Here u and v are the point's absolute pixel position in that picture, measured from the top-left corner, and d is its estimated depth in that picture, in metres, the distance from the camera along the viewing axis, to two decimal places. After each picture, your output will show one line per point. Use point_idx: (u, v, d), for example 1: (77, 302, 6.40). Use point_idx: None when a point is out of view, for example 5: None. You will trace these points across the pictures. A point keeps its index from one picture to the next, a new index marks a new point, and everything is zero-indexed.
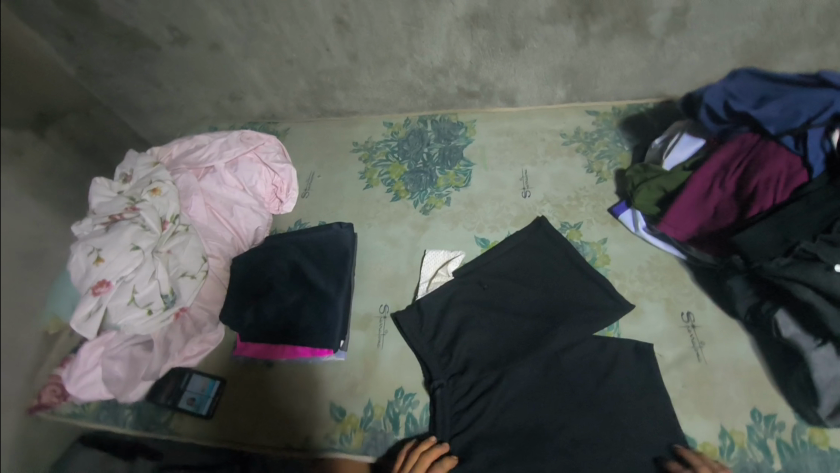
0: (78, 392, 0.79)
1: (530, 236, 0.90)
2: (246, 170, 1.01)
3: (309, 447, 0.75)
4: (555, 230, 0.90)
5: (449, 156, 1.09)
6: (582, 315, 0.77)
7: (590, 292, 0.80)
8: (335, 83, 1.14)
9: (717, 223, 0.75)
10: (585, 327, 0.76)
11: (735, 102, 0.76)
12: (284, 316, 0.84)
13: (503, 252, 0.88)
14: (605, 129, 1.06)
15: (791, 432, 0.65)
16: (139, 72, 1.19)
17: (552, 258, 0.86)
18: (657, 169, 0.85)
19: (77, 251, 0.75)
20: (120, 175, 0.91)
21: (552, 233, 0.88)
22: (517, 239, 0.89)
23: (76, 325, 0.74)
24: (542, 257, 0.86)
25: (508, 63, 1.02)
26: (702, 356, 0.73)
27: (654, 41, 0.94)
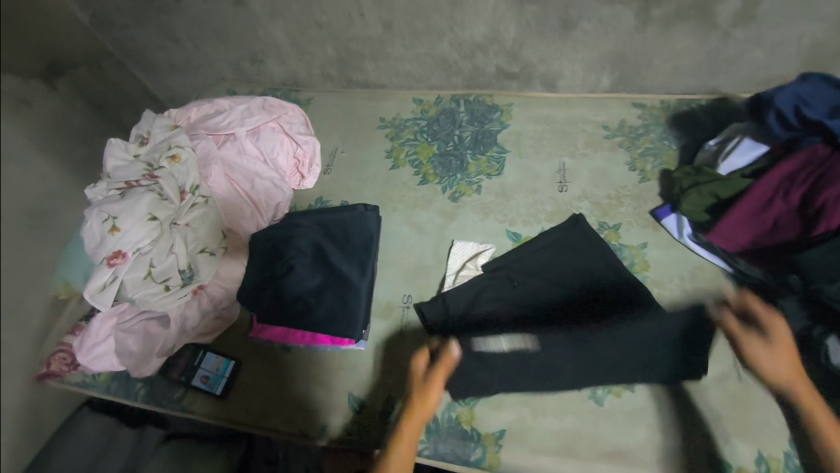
0: (89, 364, 0.77)
1: (567, 233, 0.83)
2: (268, 140, 0.95)
3: (325, 436, 0.73)
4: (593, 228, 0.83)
5: (481, 141, 1.03)
6: (624, 321, 0.71)
7: (634, 296, 0.73)
8: (364, 53, 1.06)
9: (775, 237, 0.71)
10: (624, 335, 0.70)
11: (808, 108, 0.70)
12: (305, 300, 0.80)
13: (534, 250, 0.82)
14: (652, 124, 0.99)
15: None
16: (155, 25, 1.11)
17: (591, 258, 0.79)
18: (711, 173, 0.79)
19: (90, 217, 0.71)
20: (137, 136, 0.85)
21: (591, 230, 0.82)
22: (550, 237, 0.83)
23: (90, 296, 0.70)
24: (579, 254, 0.80)
25: (555, 45, 0.94)
26: (744, 376, 0.69)
27: (719, 31, 0.86)
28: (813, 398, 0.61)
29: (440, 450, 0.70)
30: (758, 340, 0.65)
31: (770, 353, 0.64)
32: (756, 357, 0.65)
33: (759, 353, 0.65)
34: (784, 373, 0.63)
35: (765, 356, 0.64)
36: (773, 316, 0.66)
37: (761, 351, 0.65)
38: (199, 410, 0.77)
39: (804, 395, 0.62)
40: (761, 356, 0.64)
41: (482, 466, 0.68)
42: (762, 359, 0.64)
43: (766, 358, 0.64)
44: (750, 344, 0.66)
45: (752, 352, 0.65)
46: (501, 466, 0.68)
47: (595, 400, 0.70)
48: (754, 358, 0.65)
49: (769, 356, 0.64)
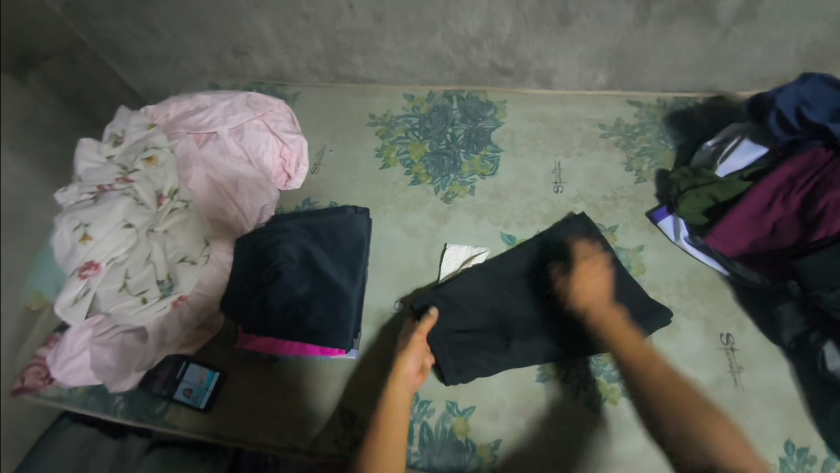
0: (64, 379, 0.73)
1: (571, 229, 0.81)
2: (253, 139, 0.91)
3: (315, 451, 0.70)
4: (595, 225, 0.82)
5: (475, 139, 0.99)
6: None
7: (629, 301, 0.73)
8: (354, 47, 1.01)
9: (773, 242, 0.69)
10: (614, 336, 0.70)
11: (810, 110, 0.69)
12: (293, 308, 0.77)
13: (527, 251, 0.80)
14: (648, 123, 0.97)
15: (822, 466, 0.63)
16: (130, 14, 1.05)
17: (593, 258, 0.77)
18: (710, 175, 0.78)
19: (60, 224, 0.66)
20: (109, 134, 0.80)
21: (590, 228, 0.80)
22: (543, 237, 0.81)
23: (61, 311, 0.66)
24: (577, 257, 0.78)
25: (551, 40, 0.91)
26: (739, 382, 0.68)
27: (719, 28, 0.83)
28: (659, 365, 0.60)
29: (435, 463, 0.68)
30: (590, 281, 0.71)
31: (582, 292, 0.70)
32: (582, 291, 0.70)
33: (586, 291, 0.69)
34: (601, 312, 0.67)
35: (593, 290, 0.70)
36: (599, 274, 0.72)
37: (585, 289, 0.70)
38: (182, 424, 0.74)
39: (633, 345, 0.63)
40: (588, 298, 0.69)
41: None
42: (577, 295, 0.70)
43: (595, 294, 0.69)
44: (591, 277, 0.71)
45: (581, 287, 0.70)
46: None
47: (591, 408, 0.69)
48: (584, 298, 0.69)
49: (607, 302, 0.69)
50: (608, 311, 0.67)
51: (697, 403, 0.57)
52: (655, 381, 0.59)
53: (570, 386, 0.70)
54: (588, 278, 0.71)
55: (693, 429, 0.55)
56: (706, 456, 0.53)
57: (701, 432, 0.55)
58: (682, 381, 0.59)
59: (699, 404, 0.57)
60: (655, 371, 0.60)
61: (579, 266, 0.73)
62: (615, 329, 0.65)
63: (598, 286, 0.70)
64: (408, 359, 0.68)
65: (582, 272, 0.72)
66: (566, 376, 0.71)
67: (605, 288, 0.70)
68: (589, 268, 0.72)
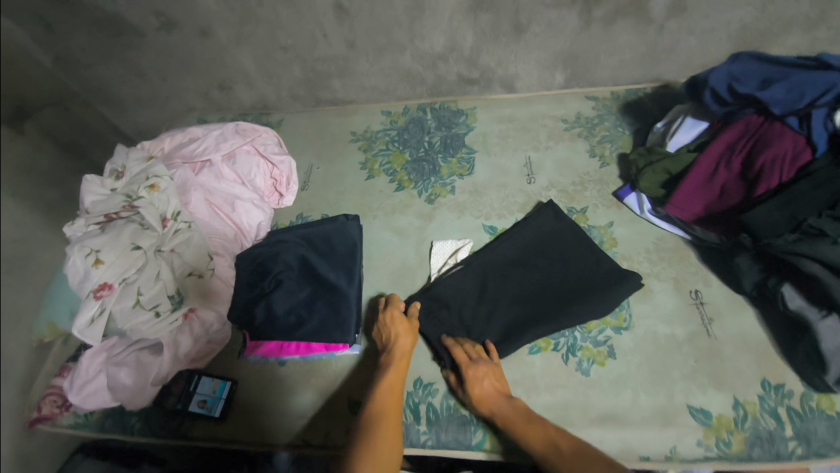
0: (81, 402, 0.76)
1: (538, 219, 0.86)
2: (244, 163, 0.97)
3: (329, 444, 0.74)
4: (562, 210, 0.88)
5: (450, 144, 1.08)
6: (597, 299, 0.76)
7: (601, 274, 0.79)
8: (331, 72, 1.10)
9: (723, 202, 0.77)
10: (597, 305, 0.75)
11: (739, 84, 0.78)
12: (296, 312, 0.82)
13: (508, 239, 0.85)
14: (605, 114, 1.06)
15: (800, 400, 0.68)
16: (119, 61, 1.12)
17: (565, 242, 0.84)
18: (662, 152, 0.87)
19: (73, 253, 0.73)
20: (111, 171, 0.87)
21: (560, 213, 0.87)
22: (521, 224, 0.87)
23: (78, 332, 0.71)
24: (552, 239, 0.85)
25: (509, 48, 1.01)
26: (712, 332, 0.74)
27: (655, 24, 0.94)
28: (552, 435, 0.65)
29: (443, 439, 0.72)
30: (480, 385, 0.70)
31: (476, 398, 0.70)
32: (476, 391, 0.70)
33: (481, 398, 0.70)
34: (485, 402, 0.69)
35: (485, 391, 0.70)
36: (479, 371, 0.71)
37: (480, 393, 0.70)
38: (201, 434, 0.77)
39: (524, 429, 0.66)
40: (484, 406, 0.69)
41: (485, 449, 0.71)
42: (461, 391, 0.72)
43: (487, 395, 0.70)
44: (476, 379, 0.70)
45: (476, 395, 0.70)
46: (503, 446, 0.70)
47: (582, 372, 0.74)
48: (478, 400, 0.70)
49: (500, 395, 0.70)
50: (500, 407, 0.69)
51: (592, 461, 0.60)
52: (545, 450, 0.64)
53: (559, 354, 0.76)
54: (476, 380, 0.70)
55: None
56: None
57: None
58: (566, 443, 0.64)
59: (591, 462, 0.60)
60: (541, 450, 0.64)
61: (464, 372, 0.71)
62: (511, 422, 0.67)
63: (490, 387, 0.70)
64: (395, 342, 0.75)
65: (471, 379, 0.70)
66: (556, 346, 0.76)
67: (497, 382, 0.71)
68: (468, 369, 0.72)
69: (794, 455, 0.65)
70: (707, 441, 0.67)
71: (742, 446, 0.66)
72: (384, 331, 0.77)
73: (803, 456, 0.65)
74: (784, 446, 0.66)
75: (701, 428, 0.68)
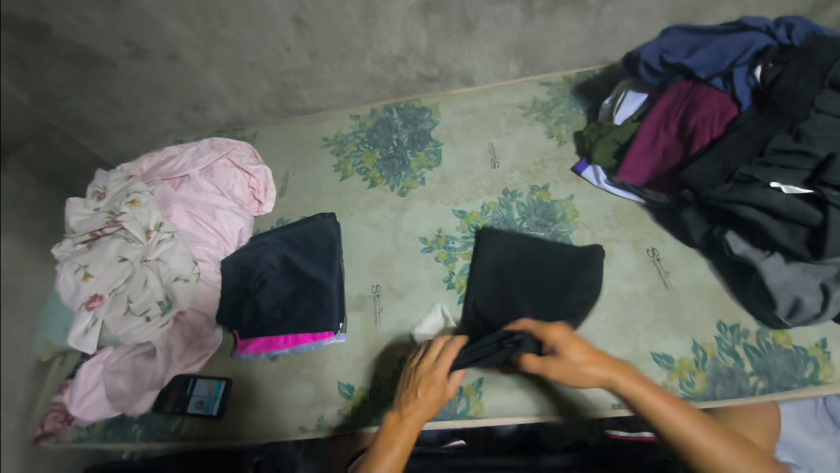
0: (83, 415, 0.79)
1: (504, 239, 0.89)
2: (222, 175, 1.02)
3: (323, 426, 0.78)
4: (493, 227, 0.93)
5: (418, 139, 1.13)
6: (582, 294, 0.80)
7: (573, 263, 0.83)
8: (298, 83, 1.16)
9: (667, 163, 0.83)
10: (588, 288, 0.80)
11: (669, 55, 0.84)
12: (281, 307, 0.86)
13: (477, 275, 0.86)
14: (559, 97, 1.12)
15: (756, 337, 0.73)
16: (95, 92, 1.17)
17: (520, 245, 0.88)
18: (610, 125, 0.94)
19: (62, 270, 0.78)
20: (92, 193, 0.91)
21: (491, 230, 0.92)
22: (479, 254, 0.88)
23: (74, 342, 0.76)
24: (509, 253, 0.87)
25: (463, 44, 1.06)
26: (669, 283, 0.80)
27: (593, 9, 1.00)
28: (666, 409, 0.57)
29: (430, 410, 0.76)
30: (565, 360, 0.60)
31: (590, 373, 0.59)
32: (568, 364, 0.59)
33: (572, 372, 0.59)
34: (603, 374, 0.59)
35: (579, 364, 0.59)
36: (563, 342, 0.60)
37: (572, 367, 0.59)
38: (199, 434, 0.81)
39: (655, 400, 0.58)
40: (575, 378, 0.59)
41: (469, 415, 0.75)
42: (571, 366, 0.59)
43: (600, 367, 0.59)
44: (567, 350, 0.60)
45: (567, 368, 0.59)
46: (485, 410, 0.75)
47: None
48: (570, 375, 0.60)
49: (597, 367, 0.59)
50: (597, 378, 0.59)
51: (720, 448, 0.55)
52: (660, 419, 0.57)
53: None
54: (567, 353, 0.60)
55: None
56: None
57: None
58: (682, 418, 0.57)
59: (719, 448, 0.55)
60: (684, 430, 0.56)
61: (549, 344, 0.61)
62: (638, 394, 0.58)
63: (587, 358, 0.59)
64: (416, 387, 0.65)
65: (561, 350, 0.60)
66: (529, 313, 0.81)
67: (592, 346, 0.61)
68: (551, 340, 0.61)
69: (756, 389, 0.70)
70: (671, 383, 0.72)
71: (705, 384, 0.71)
72: (413, 381, 0.65)
73: (766, 388, 0.70)
74: (746, 381, 0.71)
75: (666, 372, 0.73)
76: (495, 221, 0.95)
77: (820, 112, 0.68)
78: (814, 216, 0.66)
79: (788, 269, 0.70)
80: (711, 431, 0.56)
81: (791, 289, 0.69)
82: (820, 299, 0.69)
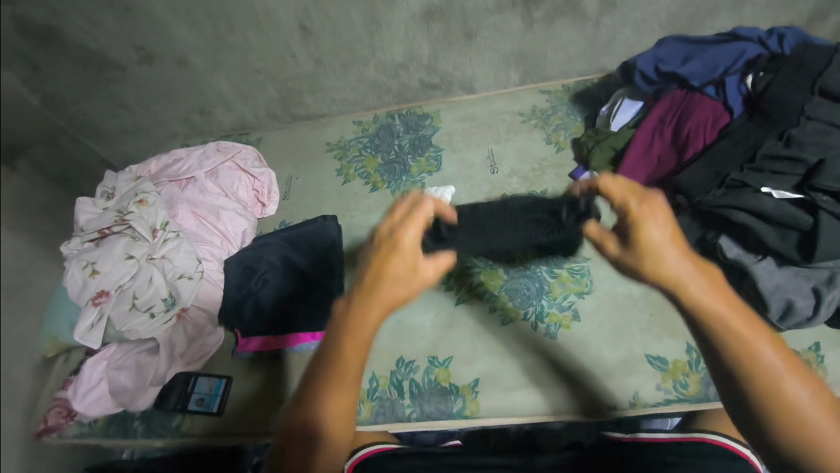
0: (85, 410, 0.81)
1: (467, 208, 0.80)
2: (227, 177, 1.05)
3: None
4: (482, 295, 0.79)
5: (418, 145, 1.15)
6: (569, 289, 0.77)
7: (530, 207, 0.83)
8: (303, 89, 1.19)
9: (662, 168, 0.85)
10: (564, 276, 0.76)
11: (664, 64, 0.87)
12: (283, 306, 0.88)
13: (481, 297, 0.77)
14: (558, 105, 1.14)
15: None
16: (105, 96, 1.20)
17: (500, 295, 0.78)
18: (607, 131, 0.95)
19: (71, 266, 0.81)
20: (102, 192, 0.94)
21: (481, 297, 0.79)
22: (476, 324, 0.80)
23: (79, 336, 0.77)
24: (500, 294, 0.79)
25: (463, 53, 1.09)
26: None
27: (591, 20, 1.02)
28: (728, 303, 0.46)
29: (427, 410, 0.78)
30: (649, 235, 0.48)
31: (657, 260, 0.47)
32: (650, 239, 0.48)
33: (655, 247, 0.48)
34: (670, 263, 0.47)
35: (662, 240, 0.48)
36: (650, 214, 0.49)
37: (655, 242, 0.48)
38: (199, 431, 0.82)
39: (720, 305, 0.46)
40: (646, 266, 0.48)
41: (465, 415, 0.76)
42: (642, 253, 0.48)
43: (667, 254, 0.47)
44: (651, 219, 0.48)
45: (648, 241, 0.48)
46: (481, 410, 0.76)
47: (549, 335, 0.80)
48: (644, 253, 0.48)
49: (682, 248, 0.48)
50: (673, 272, 0.47)
51: (756, 337, 0.45)
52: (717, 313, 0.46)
53: (529, 322, 0.81)
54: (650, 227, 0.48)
55: (736, 369, 0.45)
56: (740, 393, 0.46)
57: (761, 381, 0.44)
58: (739, 313, 0.46)
59: (765, 350, 0.45)
60: (745, 342, 0.45)
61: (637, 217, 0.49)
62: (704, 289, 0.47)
63: (672, 237, 0.48)
64: (374, 292, 0.52)
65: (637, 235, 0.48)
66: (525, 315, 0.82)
67: (669, 230, 0.48)
68: (638, 203, 0.50)
69: None
70: (665, 385, 0.73)
71: (699, 386, 0.72)
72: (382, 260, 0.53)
73: None
74: None
75: (659, 374, 0.74)
76: None
77: (810, 118, 0.71)
78: (805, 220, 0.68)
79: (780, 272, 0.71)
80: (755, 319, 0.46)
81: (783, 292, 0.70)
82: (812, 303, 0.69)
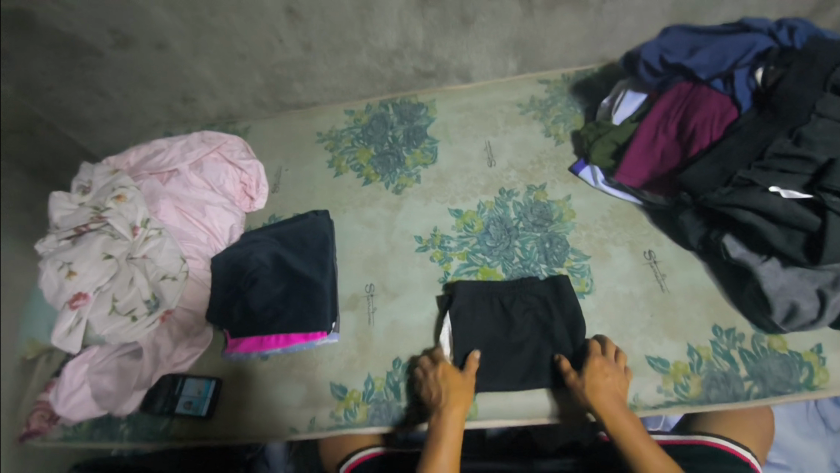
0: (68, 414, 0.77)
1: (476, 308, 0.81)
2: (212, 170, 1.00)
3: (315, 428, 0.77)
4: (460, 304, 0.81)
5: (413, 136, 1.11)
6: (572, 327, 0.78)
7: (544, 303, 0.81)
8: (291, 76, 1.13)
9: (664, 165, 0.83)
10: (567, 315, 0.79)
11: (669, 55, 0.83)
12: (273, 306, 0.84)
13: (469, 311, 0.81)
14: (557, 95, 1.10)
15: (751, 341, 0.74)
16: (81, 82, 1.13)
17: (489, 311, 0.81)
18: (608, 125, 0.93)
19: (46, 267, 0.74)
20: (78, 187, 0.89)
21: (459, 310, 0.81)
22: (460, 321, 0.80)
23: (57, 341, 0.72)
24: (489, 309, 0.82)
25: (460, 40, 1.04)
26: (665, 286, 0.81)
27: (592, 6, 0.98)
28: (640, 440, 0.64)
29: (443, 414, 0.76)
30: (604, 376, 0.69)
31: (598, 397, 0.68)
32: (599, 402, 0.67)
33: (600, 390, 0.68)
34: (610, 405, 0.67)
35: (607, 388, 0.68)
36: (623, 371, 0.71)
37: (601, 387, 0.68)
38: (190, 434, 0.80)
39: (638, 440, 0.65)
40: (597, 396, 0.68)
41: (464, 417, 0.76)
42: (592, 396, 0.68)
43: (606, 396, 0.68)
44: (598, 372, 0.69)
45: (595, 384, 0.68)
46: (479, 412, 0.76)
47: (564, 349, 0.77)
48: (600, 409, 0.67)
49: (624, 391, 0.70)
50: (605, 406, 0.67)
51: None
52: (630, 444, 0.65)
53: (537, 332, 0.79)
54: (603, 385, 0.68)
55: None
56: None
57: None
58: (652, 447, 0.64)
59: None
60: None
61: (590, 360, 0.70)
62: (627, 430, 0.66)
63: (610, 382, 0.69)
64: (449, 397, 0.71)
65: (592, 375, 0.69)
66: (530, 325, 0.80)
67: (615, 386, 0.69)
68: (594, 356, 0.71)
69: (750, 394, 0.71)
70: (666, 387, 0.72)
71: (700, 388, 0.72)
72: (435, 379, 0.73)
73: (760, 393, 0.70)
74: (741, 386, 0.71)
75: (661, 376, 0.73)
76: (491, 221, 0.94)
77: (821, 115, 0.68)
78: (813, 221, 0.66)
79: (785, 273, 0.70)
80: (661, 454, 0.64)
81: (787, 294, 0.69)
82: (816, 305, 0.68)
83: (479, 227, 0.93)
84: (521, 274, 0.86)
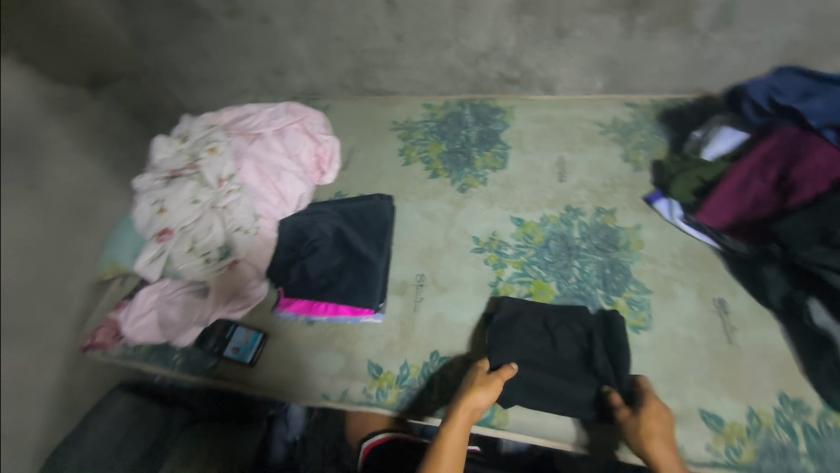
0: (134, 334, 0.85)
1: (520, 320, 0.80)
2: (293, 139, 1.05)
3: (345, 400, 0.80)
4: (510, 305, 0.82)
5: (486, 139, 1.11)
6: (615, 360, 0.73)
7: (589, 333, 0.77)
8: (378, 64, 1.17)
9: (754, 211, 0.78)
10: (610, 348, 0.74)
11: (780, 97, 0.78)
12: (328, 276, 0.89)
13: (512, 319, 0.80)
14: (642, 121, 1.06)
15: (817, 417, 0.67)
16: (190, 43, 1.24)
17: (532, 325, 0.80)
18: (697, 159, 0.88)
19: (141, 201, 0.86)
20: (178, 134, 0.98)
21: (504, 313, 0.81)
22: (503, 326, 0.79)
23: (141, 267, 0.84)
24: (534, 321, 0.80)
25: (551, 51, 1.03)
26: (733, 340, 0.76)
27: (698, 35, 0.93)
28: None
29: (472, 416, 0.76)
30: (660, 421, 0.65)
31: (651, 440, 0.63)
32: (652, 444, 0.63)
33: (654, 433, 0.64)
34: (665, 451, 0.62)
35: (661, 434, 0.64)
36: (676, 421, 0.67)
37: (656, 430, 0.64)
38: (233, 378, 0.85)
39: None
40: (651, 438, 0.63)
41: (493, 424, 0.75)
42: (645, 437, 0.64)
43: (661, 441, 0.63)
44: (655, 414, 0.66)
45: (650, 425, 0.65)
46: (509, 423, 0.75)
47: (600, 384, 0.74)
48: (652, 453, 0.63)
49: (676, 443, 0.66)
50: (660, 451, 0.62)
51: None
52: None
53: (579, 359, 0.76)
54: (658, 429, 0.64)
55: None
56: None
57: None
58: None
59: None
60: None
61: (647, 400, 0.67)
62: None
63: (665, 429, 0.65)
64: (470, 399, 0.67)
65: (648, 415, 0.66)
66: (571, 350, 0.77)
67: (669, 435, 0.65)
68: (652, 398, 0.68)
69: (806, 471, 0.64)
70: (716, 447, 0.68)
71: (753, 456, 0.67)
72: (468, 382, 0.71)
73: None
74: (797, 462, 0.65)
75: (712, 434, 0.69)
76: (552, 236, 0.92)
77: None
78: None
79: None
80: None
81: None
82: None
83: (539, 240, 0.92)
84: (575, 295, 0.84)
